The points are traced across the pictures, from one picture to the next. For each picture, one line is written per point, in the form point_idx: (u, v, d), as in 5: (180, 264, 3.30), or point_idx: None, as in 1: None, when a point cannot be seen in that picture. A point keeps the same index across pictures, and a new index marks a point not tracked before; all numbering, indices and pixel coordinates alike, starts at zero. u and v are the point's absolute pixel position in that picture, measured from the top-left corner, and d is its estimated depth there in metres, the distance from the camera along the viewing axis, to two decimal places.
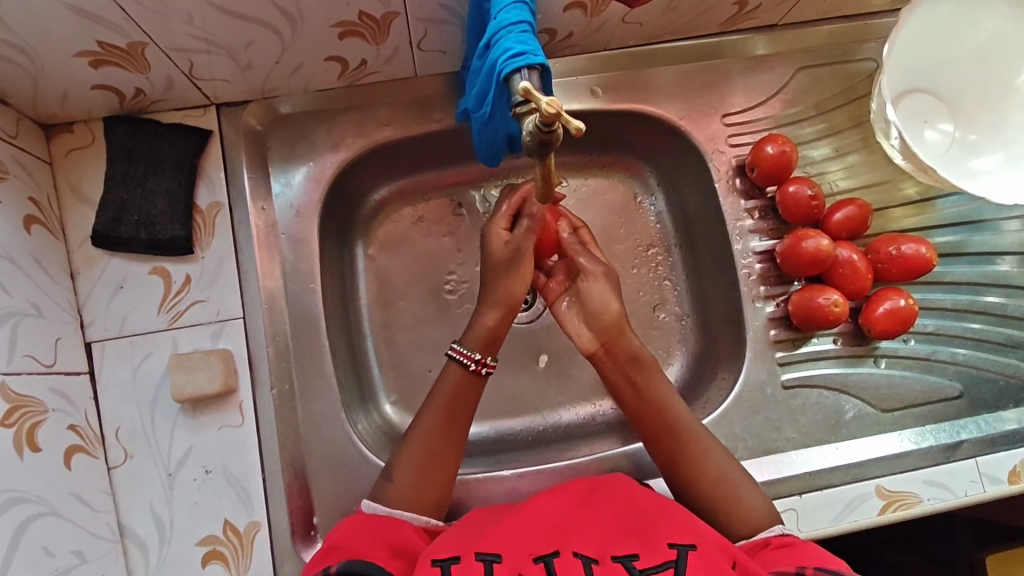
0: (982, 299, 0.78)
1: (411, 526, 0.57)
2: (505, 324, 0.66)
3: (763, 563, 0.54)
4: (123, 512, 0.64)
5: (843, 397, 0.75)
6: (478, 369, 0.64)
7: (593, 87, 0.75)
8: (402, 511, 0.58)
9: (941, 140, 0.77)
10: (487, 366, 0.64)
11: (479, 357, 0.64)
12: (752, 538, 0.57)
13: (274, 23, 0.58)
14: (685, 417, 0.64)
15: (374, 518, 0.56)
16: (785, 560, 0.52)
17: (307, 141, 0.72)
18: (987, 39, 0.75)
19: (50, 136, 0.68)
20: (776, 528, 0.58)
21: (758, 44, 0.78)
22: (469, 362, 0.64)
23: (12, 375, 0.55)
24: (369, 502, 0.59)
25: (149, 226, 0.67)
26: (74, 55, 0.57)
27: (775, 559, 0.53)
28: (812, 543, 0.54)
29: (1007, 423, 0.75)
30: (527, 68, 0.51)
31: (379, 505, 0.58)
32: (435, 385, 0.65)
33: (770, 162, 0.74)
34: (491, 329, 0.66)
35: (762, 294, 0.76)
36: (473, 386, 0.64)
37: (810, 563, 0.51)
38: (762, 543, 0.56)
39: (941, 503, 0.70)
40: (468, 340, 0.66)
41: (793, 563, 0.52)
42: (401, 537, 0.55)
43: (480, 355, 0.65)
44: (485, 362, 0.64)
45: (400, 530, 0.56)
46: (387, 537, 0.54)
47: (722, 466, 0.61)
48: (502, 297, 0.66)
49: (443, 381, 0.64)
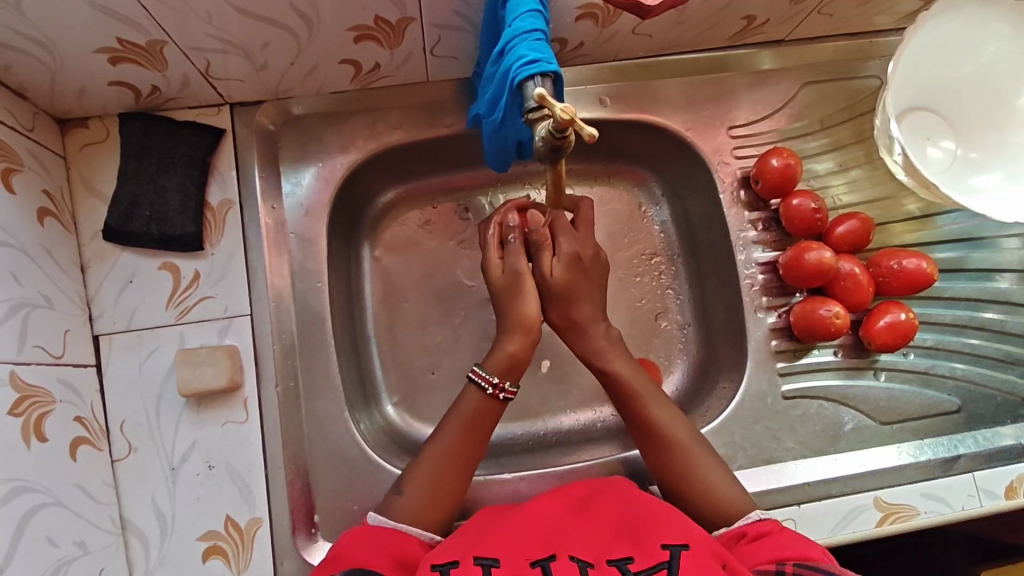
0: (981, 315, 0.79)
1: (418, 540, 0.57)
2: (529, 350, 0.65)
3: (745, 555, 0.54)
4: (125, 505, 0.64)
5: (843, 409, 0.75)
6: (495, 394, 0.63)
7: (601, 96, 0.77)
8: (409, 525, 0.58)
9: (942, 157, 0.78)
10: (505, 390, 0.63)
11: (496, 381, 0.63)
12: (731, 528, 0.58)
13: (292, 26, 0.59)
14: (659, 416, 0.65)
15: (380, 530, 0.56)
16: (769, 551, 0.52)
17: (318, 142, 0.73)
18: (990, 59, 0.77)
19: (65, 131, 0.68)
20: (752, 514, 0.59)
21: (764, 59, 0.79)
22: (487, 386, 0.63)
23: (22, 365, 0.56)
24: (374, 513, 0.58)
25: (160, 222, 0.68)
26: (94, 52, 0.58)
27: (759, 549, 0.53)
28: (791, 532, 0.54)
29: (1004, 439, 0.75)
30: (541, 75, 0.52)
31: (386, 518, 0.58)
32: (455, 406, 0.64)
33: (775, 174, 0.75)
34: (514, 354, 0.65)
35: (764, 305, 0.77)
36: (492, 411, 0.64)
37: (792, 556, 0.51)
38: (739, 534, 0.57)
39: (938, 517, 0.71)
40: (490, 363, 0.64)
41: (774, 557, 0.52)
42: (404, 548, 0.55)
43: (498, 379, 0.64)
44: (502, 387, 0.63)
45: (405, 542, 0.55)
46: (392, 549, 0.54)
47: (693, 457, 0.63)
48: (520, 322, 0.65)
49: (462, 404, 0.64)
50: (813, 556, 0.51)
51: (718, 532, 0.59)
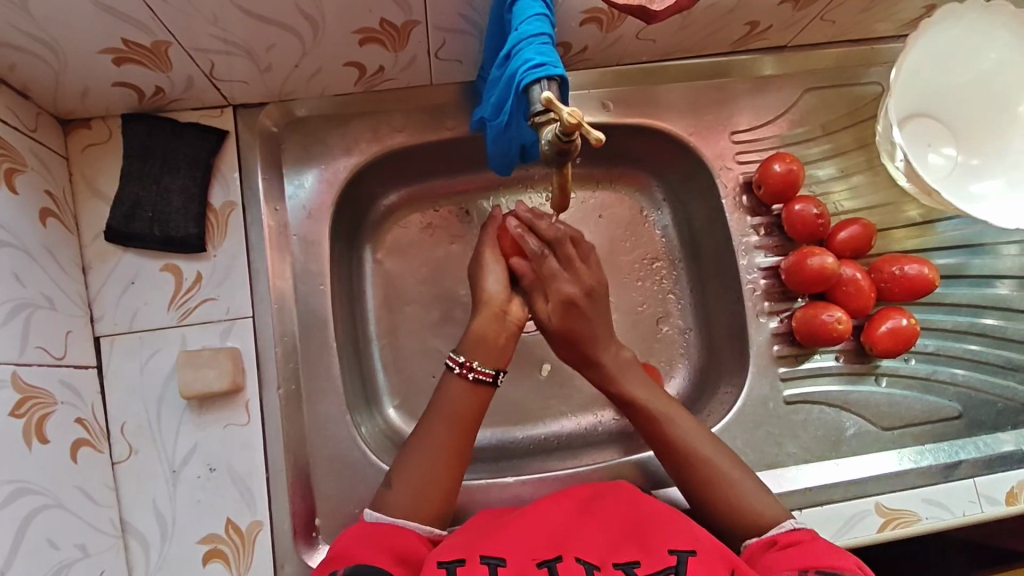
0: (982, 321, 0.79)
1: (416, 535, 0.57)
2: (500, 329, 0.65)
3: (774, 561, 0.54)
4: (126, 508, 0.64)
5: (845, 414, 0.75)
6: (463, 373, 0.63)
7: (604, 101, 0.77)
8: (409, 520, 0.58)
9: (944, 163, 0.79)
10: (474, 369, 0.63)
11: (463, 361, 0.63)
12: (762, 537, 0.58)
13: (298, 27, 0.59)
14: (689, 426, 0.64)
15: (377, 526, 0.56)
16: (791, 562, 0.53)
17: (321, 144, 0.73)
18: (991, 67, 0.77)
19: (68, 131, 0.68)
20: (786, 523, 0.59)
21: (765, 65, 0.80)
22: (453, 365, 0.63)
23: (24, 366, 0.56)
24: (371, 511, 0.58)
25: (163, 223, 0.68)
26: (99, 52, 0.58)
27: (785, 559, 0.53)
28: (819, 541, 0.54)
29: (1005, 444, 0.75)
30: (547, 79, 0.52)
31: (383, 514, 0.58)
32: (436, 395, 0.64)
33: (777, 180, 0.75)
34: (479, 333, 0.65)
35: (765, 310, 0.77)
36: (466, 393, 0.63)
37: (814, 564, 0.51)
38: (772, 542, 0.57)
39: (939, 522, 0.71)
40: (463, 344, 0.65)
41: (796, 565, 0.52)
42: (404, 542, 0.55)
43: (465, 359, 0.63)
44: (472, 367, 0.63)
45: (401, 536, 0.55)
46: (392, 545, 0.54)
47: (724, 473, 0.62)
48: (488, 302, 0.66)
49: (444, 392, 0.63)
50: (837, 564, 0.51)
51: (747, 543, 0.59)
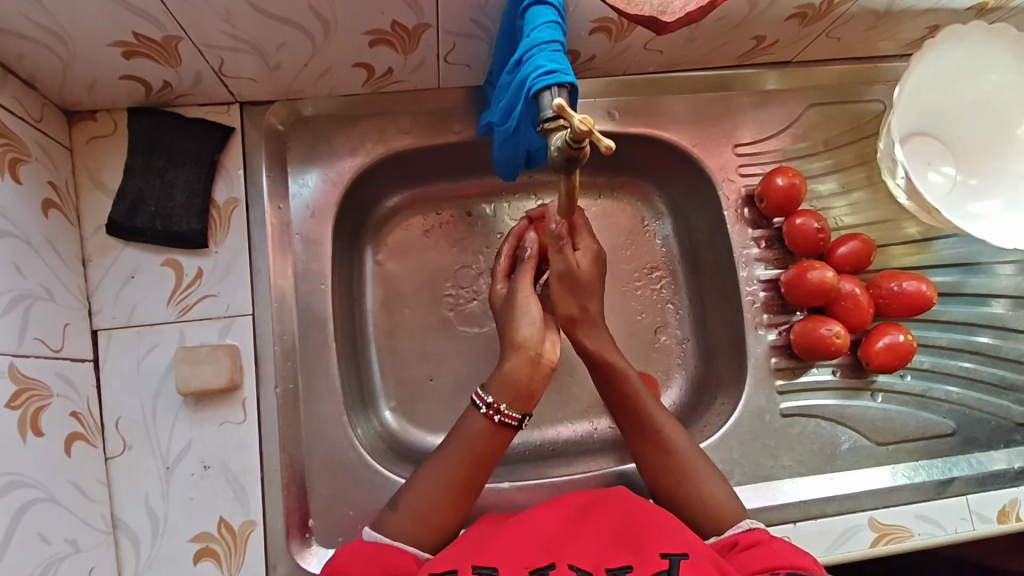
0: (976, 339, 0.80)
1: (412, 555, 0.56)
2: (535, 375, 0.62)
3: (737, 564, 0.54)
4: (118, 503, 0.63)
5: (840, 428, 0.76)
6: (490, 414, 0.61)
7: (610, 109, 0.77)
8: (406, 544, 0.57)
9: (943, 182, 0.79)
10: (501, 412, 0.61)
11: (490, 402, 0.61)
12: (721, 538, 0.59)
13: (309, 27, 0.59)
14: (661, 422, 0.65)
15: (371, 546, 0.56)
16: (763, 560, 0.53)
17: (327, 144, 0.73)
18: (992, 88, 0.78)
19: (73, 123, 0.68)
20: (744, 523, 0.59)
21: (769, 79, 0.80)
22: (481, 406, 0.61)
23: (21, 358, 0.55)
24: (370, 530, 0.59)
25: (166, 218, 0.67)
26: (107, 45, 0.58)
27: (750, 559, 0.54)
28: (780, 540, 0.55)
29: (997, 463, 0.76)
30: (557, 86, 0.53)
31: (382, 535, 0.58)
32: (457, 429, 0.63)
33: (780, 193, 0.75)
34: (508, 374, 0.62)
35: (764, 322, 0.77)
36: (490, 431, 0.61)
37: (786, 564, 0.52)
38: (732, 543, 0.57)
39: (932, 538, 0.72)
40: (492, 382, 0.63)
41: (769, 563, 0.52)
42: (395, 561, 0.55)
43: (492, 399, 0.61)
44: (499, 409, 0.61)
45: (394, 555, 0.55)
46: (382, 564, 0.54)
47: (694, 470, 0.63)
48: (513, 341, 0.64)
49: (465, 427, 0.62)
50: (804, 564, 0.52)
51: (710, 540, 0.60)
